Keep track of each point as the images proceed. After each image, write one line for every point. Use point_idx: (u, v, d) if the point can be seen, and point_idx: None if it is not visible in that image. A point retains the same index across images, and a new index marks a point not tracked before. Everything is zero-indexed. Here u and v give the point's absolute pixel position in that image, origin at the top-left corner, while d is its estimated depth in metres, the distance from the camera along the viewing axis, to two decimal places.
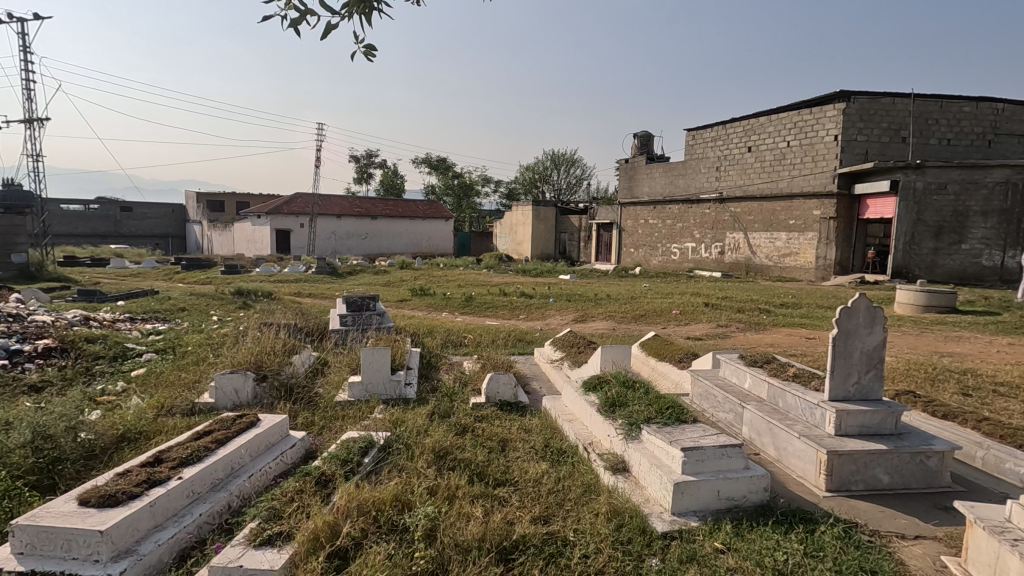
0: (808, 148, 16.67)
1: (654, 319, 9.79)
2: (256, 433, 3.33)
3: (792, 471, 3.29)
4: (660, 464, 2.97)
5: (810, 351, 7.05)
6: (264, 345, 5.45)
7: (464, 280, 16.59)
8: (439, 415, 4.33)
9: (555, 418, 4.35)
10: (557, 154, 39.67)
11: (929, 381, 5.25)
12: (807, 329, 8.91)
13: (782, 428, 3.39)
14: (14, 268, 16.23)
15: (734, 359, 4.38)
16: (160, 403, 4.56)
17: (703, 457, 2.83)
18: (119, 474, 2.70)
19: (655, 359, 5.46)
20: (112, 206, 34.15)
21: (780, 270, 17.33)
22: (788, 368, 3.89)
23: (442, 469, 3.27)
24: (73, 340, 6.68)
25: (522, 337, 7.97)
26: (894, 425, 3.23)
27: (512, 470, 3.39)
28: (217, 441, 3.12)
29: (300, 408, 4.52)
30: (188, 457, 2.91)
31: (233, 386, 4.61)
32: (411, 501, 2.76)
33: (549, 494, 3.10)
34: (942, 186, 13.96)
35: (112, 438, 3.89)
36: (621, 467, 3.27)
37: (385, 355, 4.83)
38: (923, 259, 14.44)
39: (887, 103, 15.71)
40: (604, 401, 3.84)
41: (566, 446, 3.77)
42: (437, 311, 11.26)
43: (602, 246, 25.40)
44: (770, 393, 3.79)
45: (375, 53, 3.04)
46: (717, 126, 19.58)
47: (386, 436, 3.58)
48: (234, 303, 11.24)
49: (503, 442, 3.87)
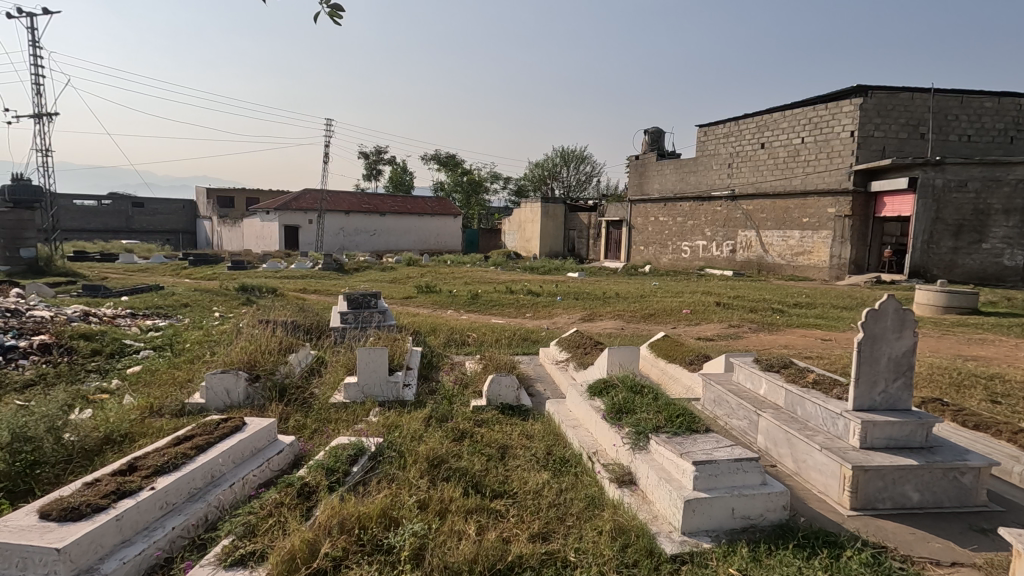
0: (823, 144, 16.31)
1: (664, 318, 9.53)
2: (239, 439, 3.15)
3: (812, 485, 3.05)
4: (670, 478, 2.75)
5: (826, 353, 6.79)
6: (260, 344, 5.29)
7: (472, 278, 16.37)
8: (437, 418, 4.13)
9: (559, 423, 4.13)
10: (567, 150, 39.19)
11: (955, 387, 4.98)
12: (823, 330, 8.59)
13: (801, 439, 3.15)
14: (23, 263, 16.26)
15: (748, 362, 4.15)
16: (150, 404, 4.41)
17: (716, 472, 2.61)
18: (87, 483, 2.51)
19: (665, 359, 5.29)
20: (123, 201, 34.28)
21: (793, 269, 16.97)
22: (808, 374, 3.65)
23: (436, 479, 3.06)
24: (70, 336, 6.55)
25: (528, 335, 7.76)
26: (924, 438, 2.99)
27: (511, 480, 3.19)
28: (196, 448, 2.94)
29: (294, 410, 4.34)
30: (164, 465, 2.73)
31: (224, 386, 4.44)
32: (400, 516, 2.56)
33: (550, 508, 2.90)
34: (963, 183, 13.55)
35: (96, 439, 3.73)
36: (628, 480, 3.05)
37: (383, 354, 4.63)
38: (941, 259, 14.10)
39: (906, 99, 15.27)
40: (611, 407, 3.61)
41: (569, 455, 3.55)
42: (442, 309, 11.05)
43: (611, 244, 25.00)
44: (787, 400, 3.55)
45: (343, 13, 2.80)
46: (730, 122, 19.28)
47: (378, 443, 3.38)
48: (237, 299, 11.10)
49: (503, 450, 3.66)
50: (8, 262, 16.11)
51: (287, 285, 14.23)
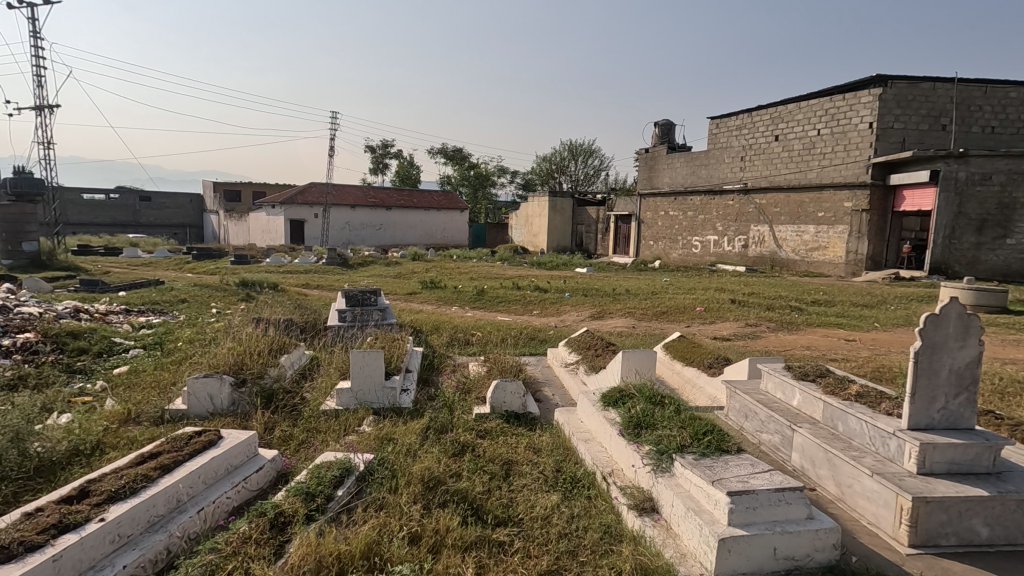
0: (840, 135, 15.78)
1: (677, 316, 9.13)
2: (212, 457, 2.80)
3: (859, 514, 2.67)
4: (698, 508, 2.39)
5: (853, 355, 6.38)
6: (248, 344, 4.96)
7: (477, 273, 15.94)
8: (435, 429, 3.76)
9: (569, 435, 3.75)
10: (575, 144, 38.62)
11: (1000, 395, 4.56)
12: (846, 330, 8.13)
13: (846, 460, 2.77)
14: (26, 256, 16.05)
15: (778, 370, 3.75)
16: (130, 411, 4.10)
17: (755, 505, 2.26)
18: (26, 515, 2.18)
19: (682, 364, 4.95)
20: (130, 195, 34.21)
21: (807, 265, 16.48)
22: (849, 385, 3.24)
23: (432, 505, 2.71)
24: (57, 334, 6.25)
25: (535, 334, 7.38)
26: (990, 463, 2.61)
27: (517, 505, 2.84)
28: (161, 468, 2.60)
29: (281, 419, 4.00)
30: (120, 490, 2.39)
31: (208, 392, 4.11)
32: (387, 555, 2.23)
33: (560, 540, 2.54)
34: (987, 176, 13.07)
35: (64, 451, 3.39)
36: (648, 507, 2.66)
37: (378, 358, 4.29)
38: (963, 254, 13.59)
39: (927, 89, 14.69)
40: (628, 421, 3.23)
41: (580, 473, 3.18)
42: (446, 306, 10.68)
43: (620, 239, 24.54)
44: (826, 414, 3.16)
45: None
46: (743, 114, 18.79)
47: (368, 460, 3.02)
48: (236, 295, 10.79)
49: (507, 466, 3.30)
50: (10, 255, 15.93)
51: (288, 280, 13.92)
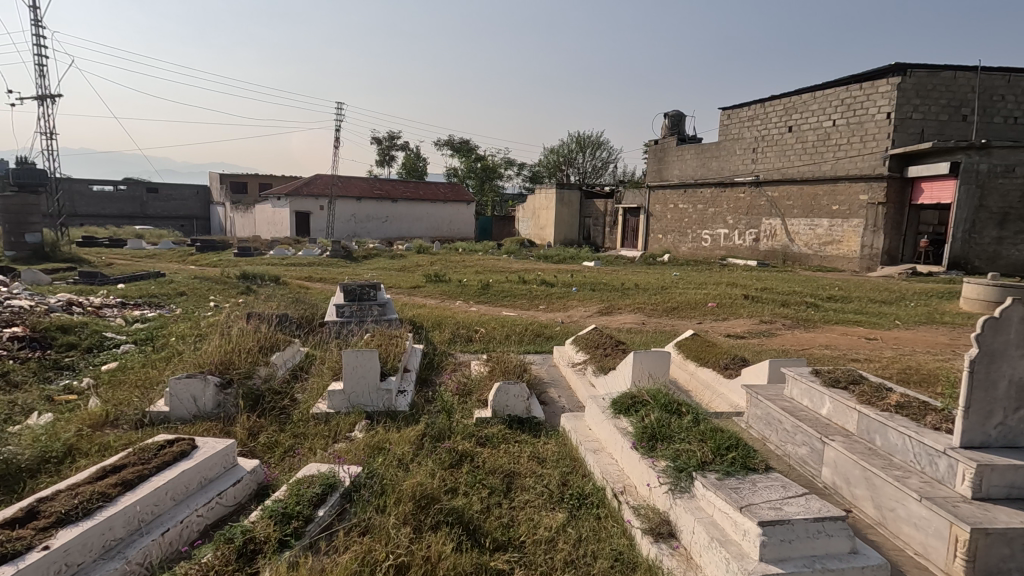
0: (856, 126, 15.30)
1: (688, 312, 8.80)
2: (182, 470, 2.53)
3: (904, 544, 2.36)
4: (724, 537, 2.09)
5: (876, 355, 6.04)
6: (238, 342, 4.68)
7: (482, 266, 15.65)
8: (432, 436, 3.49)
9: (576, 444, 3.46)
10: (583, 136, 38.13)
11: None
12: (865, 328, 7.77)
13: (887, 479, 2.46)
14: (29, 248, 15.91)
15: (805, 375, 3.44)
16: (109, 412, 3.85)
17: (791, 537, 1.96)
18: None
19: (695, 364, 4.66)
20: (138, 186, 33.98)
21: (821, 259, 16.07)
22: (887, 395, 2.93)
23: (423, 527, 2.43)
24: (47, 329, 6.01)
25: (540, 332, 7.07)
26: None
27: (518, 526, 2.56)
28: (122, 484, 2.33)
29: (268, 423, 3.73)
30: (69, 513, 2.12)
31: (190, 394, 3.84)
32: None
33: (565, 569, 2.26)
34: (1009, 168, 12.64)
35: (33, 457, 3.13)
36: (665, 532, 2.38)
37: (373, 358, 4.00)
38: (984, 249, 13.14)
39: (947, 78, 14.20)
40: (641, 432, 2.93)
41: (588, 489, 2.90)
42: (450, 300, 10.39)
43: (628, 232, 24.11)
44: (861, 426, 2.84)
45: None
46: (756, 104, 18.33)
47: (354, 472, 2.75)
48: (236, 288, 10.55)
49: (508, 479, 3.02)
50: (13, 247, 15.79)
51: (291, 273, 13.67)
